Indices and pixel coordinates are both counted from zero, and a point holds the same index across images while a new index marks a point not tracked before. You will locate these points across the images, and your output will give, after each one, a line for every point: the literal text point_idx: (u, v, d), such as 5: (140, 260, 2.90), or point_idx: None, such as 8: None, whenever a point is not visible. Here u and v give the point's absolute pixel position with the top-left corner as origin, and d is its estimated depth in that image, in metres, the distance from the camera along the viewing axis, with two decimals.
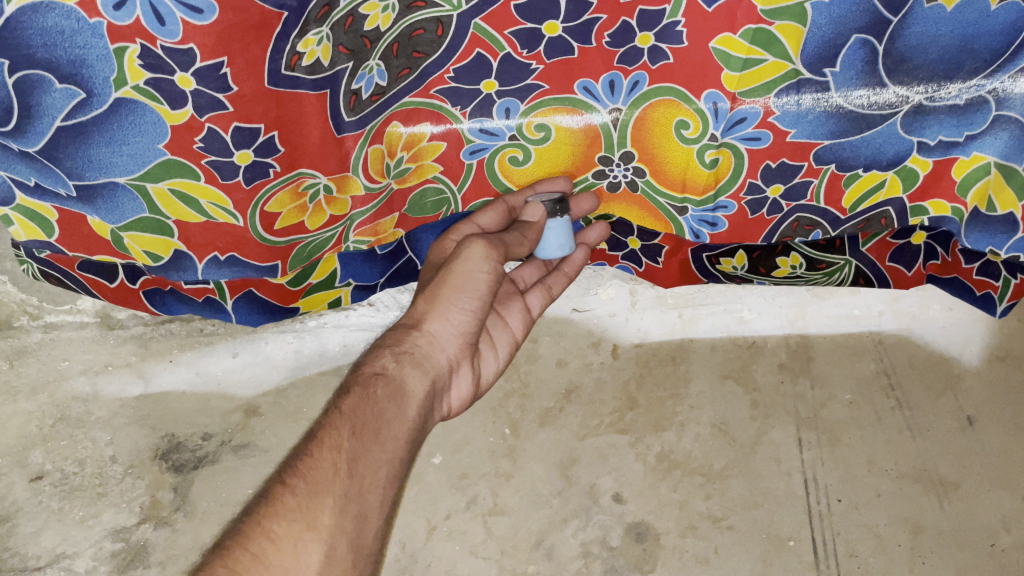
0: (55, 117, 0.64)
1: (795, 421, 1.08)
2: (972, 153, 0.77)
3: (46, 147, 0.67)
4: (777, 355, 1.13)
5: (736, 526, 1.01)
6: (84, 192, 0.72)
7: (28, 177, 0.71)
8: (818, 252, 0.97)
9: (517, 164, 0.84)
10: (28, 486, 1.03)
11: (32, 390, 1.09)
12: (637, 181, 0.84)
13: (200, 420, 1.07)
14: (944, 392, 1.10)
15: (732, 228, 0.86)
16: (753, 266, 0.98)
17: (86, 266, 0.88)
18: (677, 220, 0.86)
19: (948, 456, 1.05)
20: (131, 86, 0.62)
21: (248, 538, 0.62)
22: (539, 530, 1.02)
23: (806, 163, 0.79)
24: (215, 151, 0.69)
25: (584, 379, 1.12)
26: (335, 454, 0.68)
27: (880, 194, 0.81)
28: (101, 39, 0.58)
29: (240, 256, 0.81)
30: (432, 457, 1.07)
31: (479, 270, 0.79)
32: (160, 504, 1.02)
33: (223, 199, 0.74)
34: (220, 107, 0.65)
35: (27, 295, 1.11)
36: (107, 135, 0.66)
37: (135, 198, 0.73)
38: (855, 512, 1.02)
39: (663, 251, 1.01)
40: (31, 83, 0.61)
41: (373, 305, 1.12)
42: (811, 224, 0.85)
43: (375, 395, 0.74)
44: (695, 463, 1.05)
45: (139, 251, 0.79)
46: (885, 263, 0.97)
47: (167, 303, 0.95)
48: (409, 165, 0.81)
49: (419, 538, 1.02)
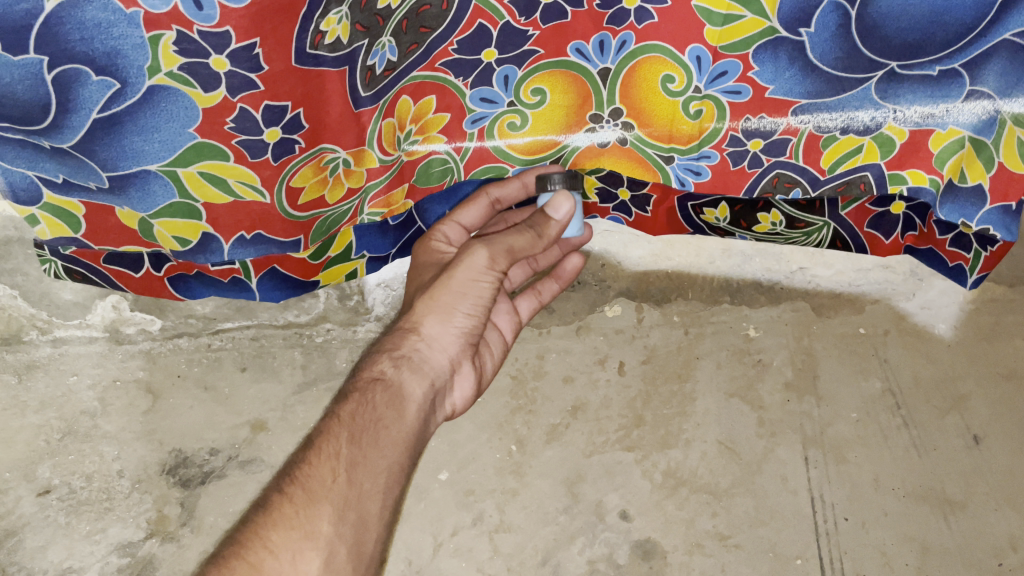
0: (91, 110, 0.60)
1: (801, 439, 1.08)
2: (950, 127, 0.72)
3: (80, 142, 0.64)
4: (783, 373, 1.13)
5: (742, 544, 1.02)
6: (117, 184, 0.69)
7: (57, 173, 0.69)
8: (799, 212, 0.92)
9: (515, 130, 0.78)
10: (34, 501, 1.03)
11: (40, 404, 1.08)
12: (626, 136, 0.78)
13: (208, 435, 1.07)
14: (950, 411, 1.10)
15: (715, 178, 0.79)
16: (734, 219, 0.94)
17: (110, 258, 0.89)
18: (662, 169, 0.79)
19: (954, 475, 1.06)
20: (165, 73, 0.58)
21: (246, 547, 0.65)
22: (545, 547, 1.02)
23: (784, 117, 0.73)
24: (245, 130, 0.66)
25: (591, 396, 1.11)
26: (333, 460, 0.71)
27: (858, 158, 0.76)
28: (139, 28, 0.55)
29: (265, 233, 0.78)
30: (438, 472, 1.06)
31: (480, 279, 0.84)
32: (167, 519, 1.02)
33: (252, 178, 0.71)
34: (252, 87, 0.62)
35: (37, 309, 1.13)
36: (140, 125, 0.63)
37: (166, 184, 0.70)
38: (862, 531, 1.03)
39: (651, 201, 0.96)
40: (68, 80, 0.57)
41: (379, 320, 1.15)
42: (791, 182, 0.79)
43: (374, 400, 0.77)
44: (701, 481, 1.05)
45: (166, 236, 0.77)
46: (863, 228, 0.93)
47: (191, 286, 0.96)
48: (417, 138, 0.77)
49: (425, 554, 1.02)
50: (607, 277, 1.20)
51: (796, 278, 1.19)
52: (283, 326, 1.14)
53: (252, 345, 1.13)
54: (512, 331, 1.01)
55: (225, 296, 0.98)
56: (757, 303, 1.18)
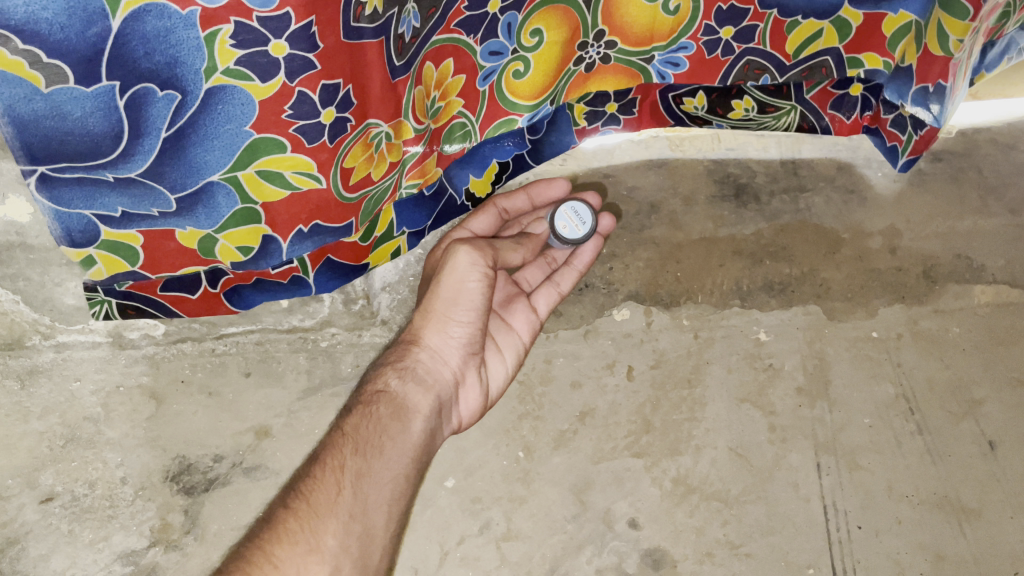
0: (161, 128, 0.63)
1: (813, 445, 1.07)
2: (899, 11, 0.86)
3: (152, 165, 0.66)
4: (794, 378, 1.11)
5: (754, 553, 1.00)
6: (184, 204, 0.72)
7: (116, 208, 0.70)
8: (767, 96, 1.03)
9: (519, 77, 0.83)
10: (38, 508, 1.01)
11: (43, 410, 1.06)
12: (610, 53, 0.87)
13: (212, 441, 1.06)
14: (965, 417, 1.09)
15: (693, 67, 0.91)
16: (712, 107, 1.04)
17: (168, 286, 0.91)
18: (645, 70, 0.91)
19: (969, 482, 1.05)
20: (221, 71, 0.60)
21: (252, 563, 0.63)
22: (553, 555, 1.00)
23: (752, 6, 0.83)
24: (303, 115, 0.67)
25: (599, 402, 1.09)
26: (338, 472, 0.72)
27: (818, 43, 0.90)
28: (193, 30, 0.56)
29: (323, 223, 0.81)
30: (444, 480, 1.04)
31: (469, 281, 0.83)
32: (171, 527, 1.01)
33: (308, 166, 0.73)
34: (309, 68, 0.63)
35: (40, 314, 1.10)
36: (201, 133, 0.65)
37: (229, 193, 0.73)
38: (876, 540, 1.01)
39: (636, 101, 1.03)
40: (138, 100, 0.60)
41: (385, 324, 1.14)
42: (760, 69, 0.93)
43: (377, 413, 0.79)
44: (711, 488, 1.04)
45: (231, 247, 0.80)
46: (827, 110, 1.05)
47: (245, 295, 0.97)
48: (439, 104, 0.81)
49: (432, 563, 1.00)
50: (615, 281, 1.17)
51: (808, 281, 1.18)
52: (287, 330, 1.13)
53: (257, 350, 1.11)
54: (530, 331, 1.00)
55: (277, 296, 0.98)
56: (768, 306, 1.16)
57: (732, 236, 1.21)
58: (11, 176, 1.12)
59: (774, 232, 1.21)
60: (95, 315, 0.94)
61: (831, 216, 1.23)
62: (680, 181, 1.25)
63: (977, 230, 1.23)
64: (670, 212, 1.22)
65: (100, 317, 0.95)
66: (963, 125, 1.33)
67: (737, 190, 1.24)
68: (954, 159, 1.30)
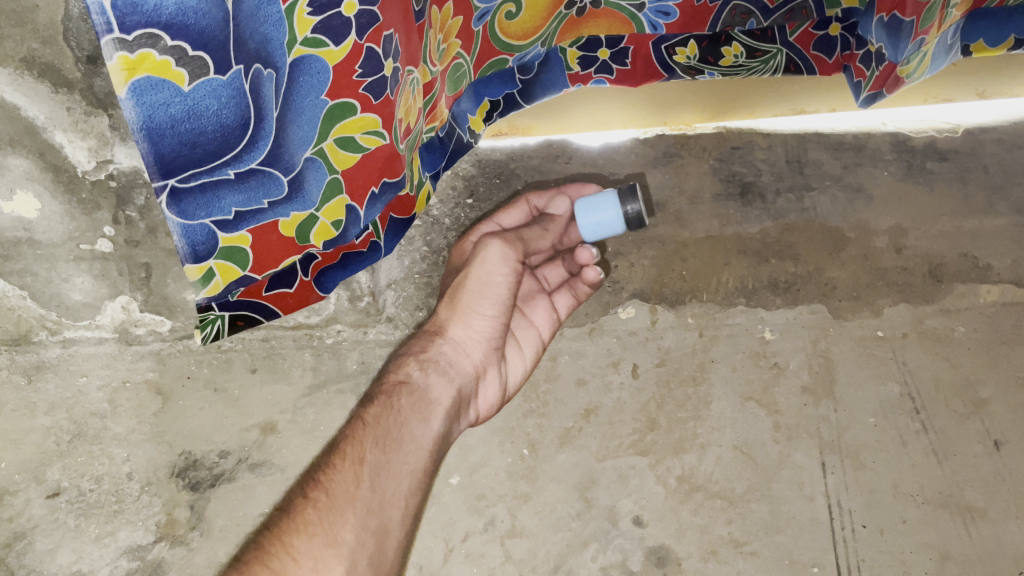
0: (273, 108, 0.60)
1: (817, 444, 1.06)
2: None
3: (269, 152, 0.62)
4: (799, 377, 1.11)
5: (758, 552, 0.99)
6: (292, 186, 0.68)
7: (230, 210, 0.63)
8: (755, 42, 1.01)
9: (512, 17, 0.86)
10: (44, 503, 1.01)
11: (50, 406, 1.07)
12: None
13: (218, 437, 1.06)
14: (969, 417, 1.09)
15: (684, 16, 0.93)
16: (702, 56, 1.02)
17: (272, 286, 0.80)
18: (636, 18, 0.93)
19: (974, 482, 1.04)
20: (300, 42, 0.59)
21: (269, 552, 0.63)
22: (558, 553, 0.99)
23: None
24: (372, 71, 0.65)
25: (604, 399, 1.09)
26: (357, 465, 0.72)
27: None
28: (274, 3, 0.55)
29: (389, 180, 0.78)
30: (449, 477, 1.04)
31: (497, 275, 0.84)
32: (176, 522, 1.01)
33: (376, 123, 0.70)
34: (375, 20, 0.63)
35: (47, 310, 1.08)
36: (297, 107, 0.62)
37: (318, 166, 0.69)
38: (881, 538, 1.00)
39: (629, 52, 1.01)
40: (257, 83, 0.56)
41: (391, 322, 1.15)
42: (746, 13, 0.93)
43: (399, 404, 0.80)
44: (716, 486, 1.03)
45: (326, 226, 0.75)
46: (808, 51, 1.03)
47: (332, 274, 0.88)
48: (444, 46, 0.82)
49: (437, 560, 0.99)
50: (620, 279, 1.18)
51: (813, 280, 1.19)
52: (293, 327, 1.14)
53: (263, 346, 1.12)
54: (550, 326, 1.03)
55: (355, 271, 0.91)
56: (773, 305, 1.17)
57: (738, 234, 1.23)
58: (17, 175, 0.93)
59: (780, 230, 1.23)
60: (204, 341, 0.78)
61: (837, 214, 1.25)
62: (685, 179, 1.28)
63: (983, 229, 1.25)
64: (675, 210, 1.24)
65: (210, 341, 0.79)
66: (969, 125, 1.36)
67: (743, 188, 1.27)
68: (962, 156, 1.32)
